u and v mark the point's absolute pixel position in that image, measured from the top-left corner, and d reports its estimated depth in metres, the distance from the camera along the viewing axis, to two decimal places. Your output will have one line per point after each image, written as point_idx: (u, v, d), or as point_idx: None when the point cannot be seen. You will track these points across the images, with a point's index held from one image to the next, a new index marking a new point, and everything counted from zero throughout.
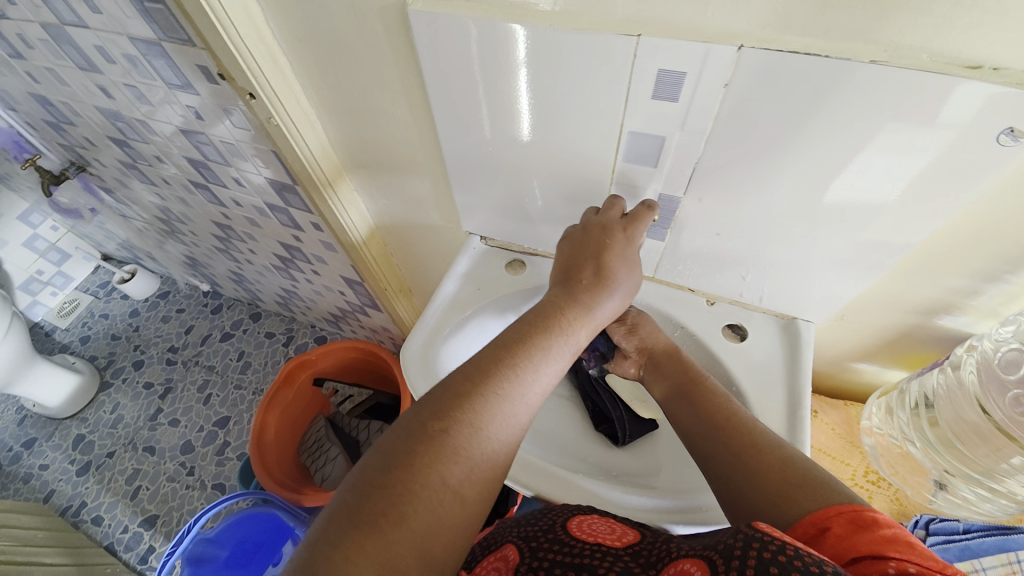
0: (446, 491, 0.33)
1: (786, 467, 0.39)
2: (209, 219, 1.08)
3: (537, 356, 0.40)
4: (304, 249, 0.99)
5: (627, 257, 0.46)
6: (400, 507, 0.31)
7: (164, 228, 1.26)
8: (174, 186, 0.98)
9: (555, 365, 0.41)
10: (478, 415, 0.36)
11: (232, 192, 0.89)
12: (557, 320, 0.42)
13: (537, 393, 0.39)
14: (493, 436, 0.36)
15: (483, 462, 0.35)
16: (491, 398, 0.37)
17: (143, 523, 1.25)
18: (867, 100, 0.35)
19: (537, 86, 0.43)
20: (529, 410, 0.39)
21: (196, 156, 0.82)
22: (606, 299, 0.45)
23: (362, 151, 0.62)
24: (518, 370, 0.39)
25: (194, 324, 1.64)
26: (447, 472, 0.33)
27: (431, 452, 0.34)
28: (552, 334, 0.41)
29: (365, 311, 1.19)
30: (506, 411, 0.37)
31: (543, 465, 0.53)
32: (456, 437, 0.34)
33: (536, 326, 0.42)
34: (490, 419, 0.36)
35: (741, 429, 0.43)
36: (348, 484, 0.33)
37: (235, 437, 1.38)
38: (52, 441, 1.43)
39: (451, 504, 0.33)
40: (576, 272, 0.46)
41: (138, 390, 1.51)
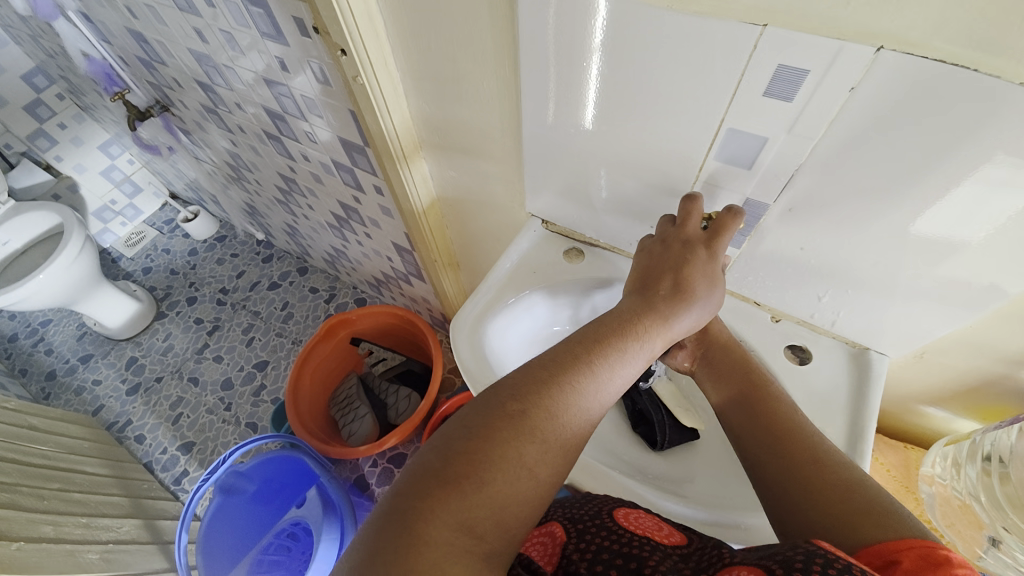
0: (522, 468, 0.33)
1: (851, 490, 0.36)
2: (275, 171, 1.11)
3: (614, 355, 0.40)
4: (362, 211, 1.01)
5: (709, 276, 0.44)
6: (481, 475, 0.32)
7: (231, 174, 1.31)
8: (248, 134, 1.02)
9: (630, 368, 0.41)
10: (557, 402, 0.36)
11: (303, 146, 0.92)
12: (635, 326, 0.41)
13: (611, 392, 0.39)
14: (569, 424, 0.36)
15: (558, 448, 0.35)
16: (569, 388, 0.37)
17: (180, 447, 1.34)
18: (1014, 125, 0.31)
19: (636, 70, 0.41)
20: (602, 407, 0.39)
21: (275, 107, 0.84)
22: (686, 310, 0.43)
23: (439, 120, 0.62)
24: (597, 365, 0.38)
25: (245, 270, 1.71)
26: (527, 451, 0.34)
27: (512, 429, 0.34)
28: (630, 334, 0.41)
29: (409, 279, 1.21)
30: (581, 403, 0.37)
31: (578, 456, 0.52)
32: (536, 419, 0.35)
33: (615, 325, 0.41)
34: (568, 407, 0.36)
35: (804, 441, 0.41)
36: (429, 446, 0.34)
37: (271, 382, 1.44)
38: (108, 359, 1.54)
39: (527, 482, 0.33)
40: (654, 283, 0.44)
41: (188, 324, 1.60)
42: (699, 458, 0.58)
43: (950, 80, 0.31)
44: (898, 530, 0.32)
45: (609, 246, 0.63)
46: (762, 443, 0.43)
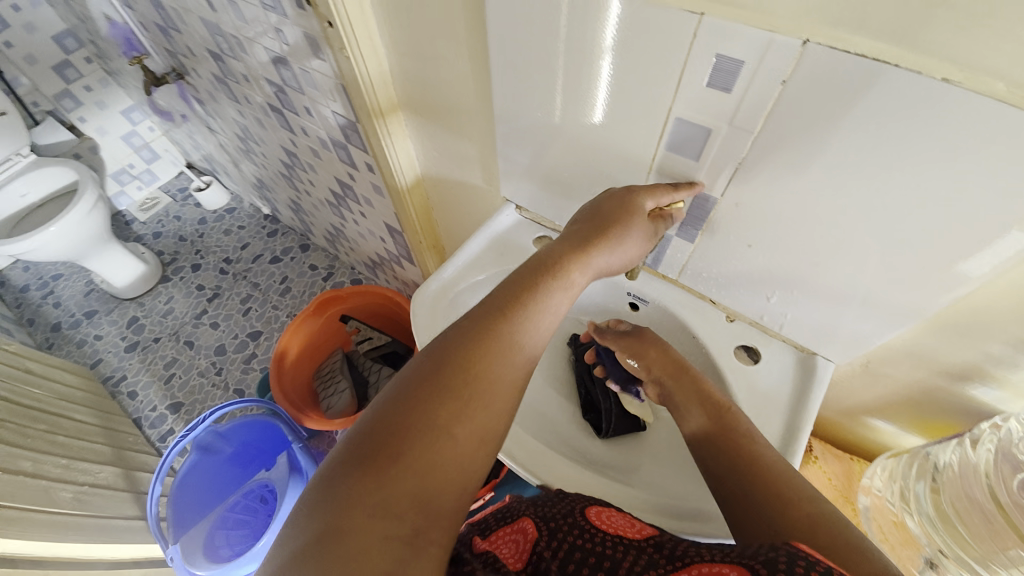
0: (440, 433, 0.34)
1: (821, 524, 0.34)
2: (279, 145, 1.15)
3: (530, 302, 0.41)
4: (356, 189, 1.03)
5: (621, 207, 0.45)
6: (396, 446, 0.33)
7: (240, 147, 1.35)
8: (254, 107, 1.05)
9: (552, 313, 0.42)
10: (471, 356, 0.37)
11: (302, 121, 0.94)
12: (554, 272, 0.42)
13: (532, 336, 0.40)
14: (484, 375, 0.37)
15: (478, 401, 0.36)
16: (483, 338, 0.38)
17: (169, 406, 1.39)
18: (935, 122, 0.31)
19: (592, 53, 0.42)
20: (528, 350, 0.40)
21: (278, 83, 0.88)
22: (607, 246, 0.44)
23: (420, 101, 0.64)
24: (505, 306, 0.40)
25: (250, 242, 1.75)
26: (439, 406, 0.35)
27: (421, 391, 0.36)
28: (549, 280, 0.42)
29: (400, 262, 1.23)
30: (498, 350, 0.38)
31: (519, 435, 0.54)
32: (448, 379, 0.36)
33: (536, 274, 0.42)
34: (481, 362, 0.37)
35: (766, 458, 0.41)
36: (349, 435, 0.35)
37: (262, 351, 1.48)
38: (111, 317, 1.60)
39: (449, 439, 0.35)
40: (579, 232, 0.45)
41: (190, 290, 1.65)
42: (643, 450, 0.58)
43: (871, 77, 0.32)
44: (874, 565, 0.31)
45: None
46: (719, 461, 0.43)
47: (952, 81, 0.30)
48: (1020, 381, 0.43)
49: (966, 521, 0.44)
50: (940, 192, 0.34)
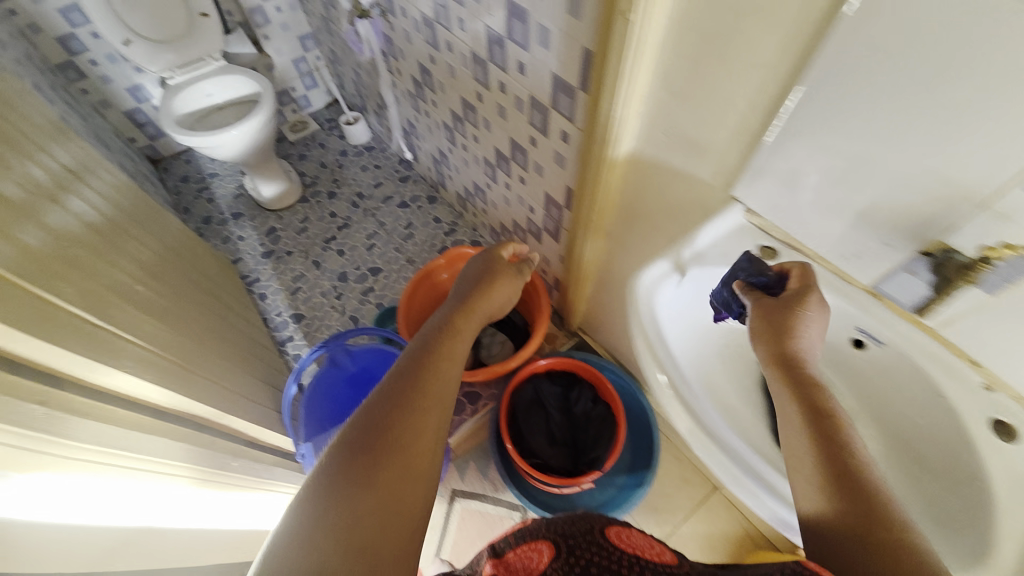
0: (384, 480, 0.46)
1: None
2: (458, 96, 1.16)
3: (430, 369, 0.56)
4: (531, 155, 1.02)
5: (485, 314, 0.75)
6: (367, 467, 0.46)
7: (410, 91, 1.38)
8: (451, 54, 1.06)
9: (453, 373, 0.58)
10: (393, 415, 0.50)
11: (504, 79, 0.94)
12: (442, 349, 0.60)
13: (439, 388, 0.55)
14: (407, 424, 0.50)
15: (404, 446, 0.48)
16: (401, 401, 0.51)
17: (292, 316, 1.50)
18: None
19: (981, 66, 0.37)
20: (440, 398, 0.54)
21: (496, 36, 0.88)
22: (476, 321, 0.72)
23: (680, 79, 0.61)
24: (419, 367, 0.56)
25: (383, 183, 1.83)
26: (391, 430, 0.49)
27: (373, 429, 0.49)
28: (440, 355, 0.59)
29: (540, 235, 1.23)
30: (415, 404, 0.52)
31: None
32: (378, 438, 0.48)
33: (431, 354, 0.59)
34: (404, 416, 0.50)
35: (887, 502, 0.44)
36: (302, 505, 0.44)
37: (380, 287, 1.55)
38: (253, 222, 1.74)
39: (406, 448, 0.48)
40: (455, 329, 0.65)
41: (324, 216, 1.75)
42: None
43: None
44: None
45: (812, 254, 0.59)
46: (842, 518, 0.44)
47: None
48: None
49: None
50: None
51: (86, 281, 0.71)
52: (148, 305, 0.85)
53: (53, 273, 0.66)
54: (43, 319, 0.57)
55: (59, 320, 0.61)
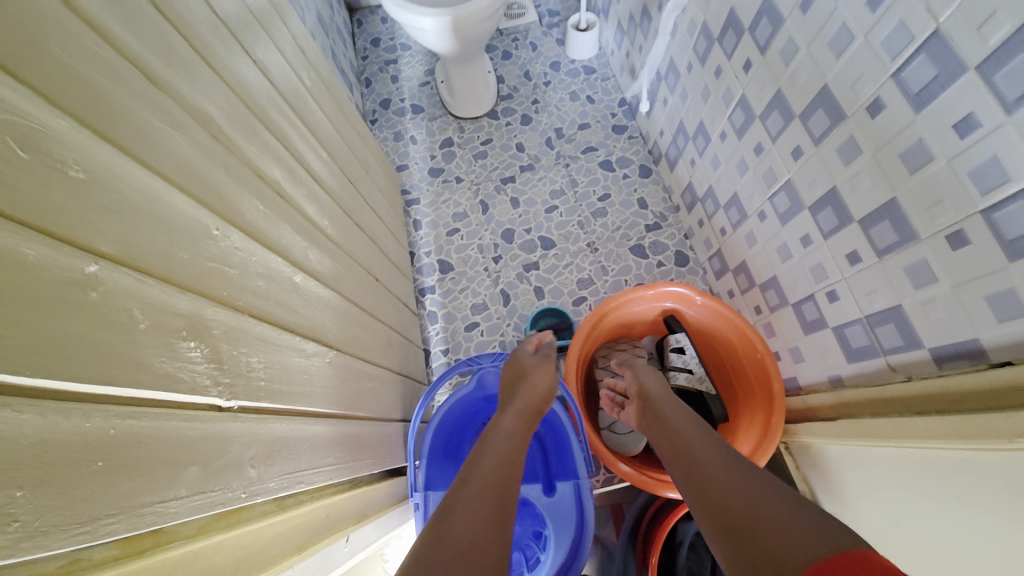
0: (471, 541, 0.46)
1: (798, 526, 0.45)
2: (815, 83, 0.68)
3: (493, 448, 0.58)
4: (921, 249, 0.59)
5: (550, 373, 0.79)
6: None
7: (710, 30, 0.90)
8: (867, 18, 0.58)
9: (512, 447, 0.60)
10: (463, 489, 0.52)
11: (987, 119, 0.48)
12: (511, 430, 0.63)
13: (505, 459, 0.57)
14: (476, 487, 0.52)
15: (489, 510, 0.50)
16: (469, 480, 0.53)
17: (441, 262, 1.27)
18: None
19: None
20: (505, 471, 0.56)
21: (996, 56, 0.46)
22: (536, 386, 0.74)
23: None
24: (489, 448, 0.58)
25: (590, 125, 1.41)
26: (462, 532, 0.46)
27: (454, 502, 0.50)
28: (509, 437, 0.61)
29: (816, 327, 0.82)
30: (480, 470, 0.54)
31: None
32: (456, 503, 0.50)
33: (493, 435, 0.61)
34: (469, 486, 0.52)
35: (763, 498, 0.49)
36: None
37: (545, 267, 1.25)
38: (431, 124, 1.45)
39: (479, 541, 0.46)
40: (523, 412, 0.68)
41: (508, 145, 1.41)
42: None
43: None
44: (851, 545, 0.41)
45: None
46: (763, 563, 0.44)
47: None
48: None
49: None
50: None
51: (268, 272, 0.47)
52: (324, 274, 0.63)
53: (230, 281, 0.41)
54: (184, 441, 0.32)
55: (207, 398, 0.35)
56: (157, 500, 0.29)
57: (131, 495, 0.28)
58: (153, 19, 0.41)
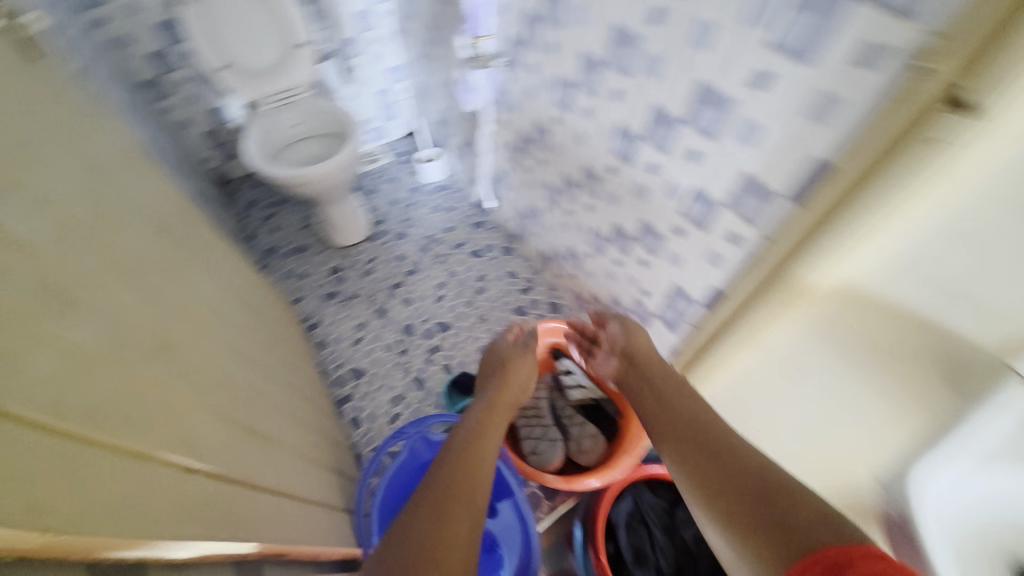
0: (439, 532, 0.54)
1: (777, 483, 0.55)
2: (580, 162, 1.03)
3: (461, 451, 0.68)
4: (668, 243, 0.90)
5: (521, 380, 0.93)
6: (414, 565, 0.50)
7: (512, 144, 1.27)
8: (587, 121, 0.94)
9: (479, 447, 0.69)
10: (434, 492, 0.60)
11: (657, 162, 0.82)
12: (477, 434, 0.73)
13: (472, 459, 0.66)
14: (445, 488, 0.60)
15: (455, 505, 0.58)
16: (438, 482, 0.61)
17: (354, 370, 1.39)
18: None
19: None
20: (473, 466, 0.65)
21: (664, 117, 0.75)
22: (503, 391, 0.87)
23: (984, 227, 0.48)
24: (457, 452, 0.68)
25: (455, 227, 1.72)
26: (428, 533, 0.54)
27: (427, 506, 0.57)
28: (473, 440, 0.71)
29: (649, 320, 1.10)
30: (449, 473, 0.63)
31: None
32: (427, 506, 0.57)
33: (462, 440, 0.71)
34: (438, 488, 0.60)
35: (779, 481, 0.55)
36: None
37: (448, 346, 1.43)
38: (318, 258, 1.64)
39: (444, 533, 0.54)
40: (488, 417, 0.78)
41: (391, 258, 1.64)
42: None
43: None
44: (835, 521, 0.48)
45: None
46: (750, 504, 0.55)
47: None
48: None
49: None
50: None
51: None
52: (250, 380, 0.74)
53: None
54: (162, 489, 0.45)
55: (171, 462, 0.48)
56: (170, 529, 0.42)
57: (145, 521, 0.40)
58: (71, 212, 0.56)
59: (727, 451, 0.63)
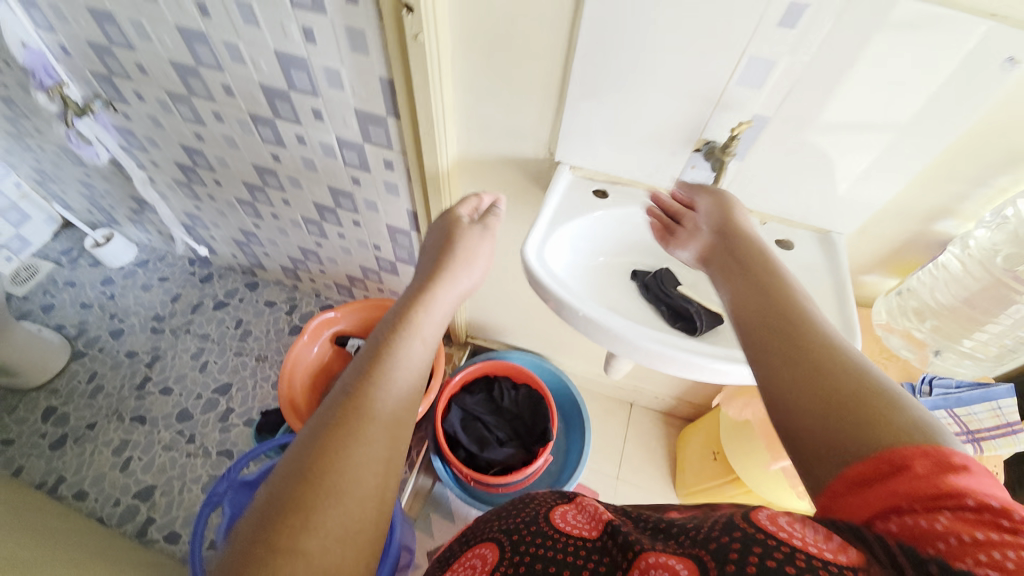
0: (333, 518, 0.38)
1: (860, 379, 0.37)
2: (249, 164, 1.06)
3: (382, 365, 0.48)
4: (358, 194, 1.01)
5: (481, 241, 0.69)
6: (322, 447, 0.41)
7: (179, 179, 1.19)
8: (225, 124, 0.96)
9: (407, 359, 0.50)
10: (338, 448, 0.41)
11: (300, 131, 0.90)
12: (397, 332, 0.52)
13: (402, 377, 0.49)
14: (369, 428, 0.43)
15: (364, 450, 0.42)
16: (352, 418, 0.43)
17: (139, 493, 1.17)
18: (919, 35, 0.50)
19: (682, 19, 0.55)
20: (367, 439, 0.43)
21: (275, 91, 0.84)
22: (461, 275, 0.65)
23: (480, 80, 0.69)
24: (371, 363, 0.48)
25: (182, 292, 1.53)
26: (319, 531, 0.37)
27: (335, 449, 0.41)
28: (390, 346, 0.50)
29: (395, 267, 1.23)
30: (368, 406, 0.44)
31: (659, 349, 0.64)
32: (338, 453, 0.41)
33: (380, 343, 0.51)
34: (355, 426, 0.43)
35: (792, 307, 0.46)
36: (239, 550, 0.37)
37: (240, 403, 1.33)
38: (16, 415, 1.27)
39: (341, 529, 0.38)
40: (413, 303, 0.57)
41: (118, 361, 1.38)
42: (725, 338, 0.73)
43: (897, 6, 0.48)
44: (895, 419, 0.34)
45: (629, 182, 0.76)
46: (822, 411, 0.37)
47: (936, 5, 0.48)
48: (970, 208, 0.63)
49: (949, 329, 0.69)
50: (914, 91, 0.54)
51: None
52: None
53: None
54: None
55: None
56: None
57: None
58: None
59: (789, 330, 0.44)
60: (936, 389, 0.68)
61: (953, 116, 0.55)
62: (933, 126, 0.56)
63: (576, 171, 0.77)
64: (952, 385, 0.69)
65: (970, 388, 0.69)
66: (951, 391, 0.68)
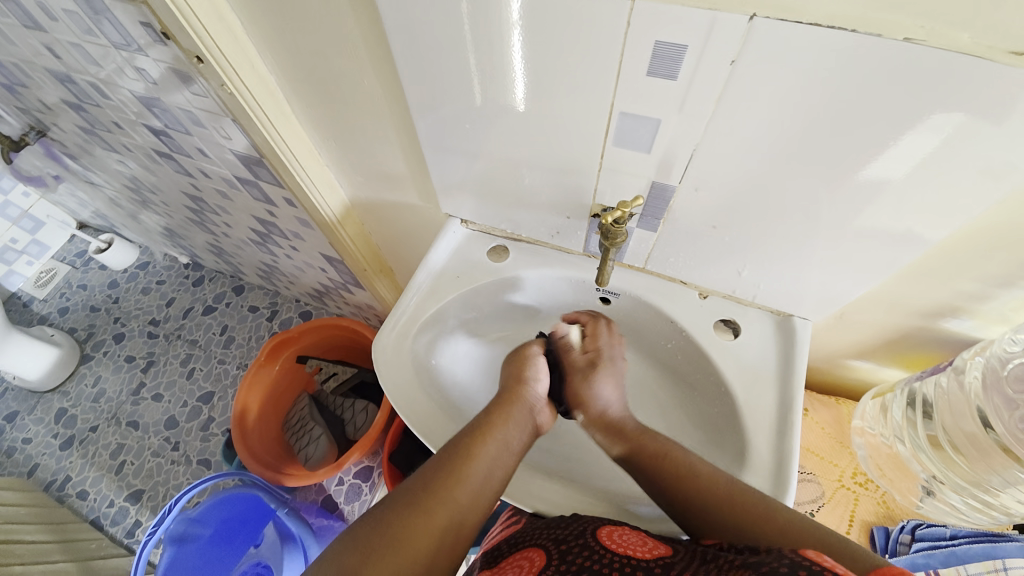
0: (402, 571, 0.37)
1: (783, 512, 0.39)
2: (179, 190, 1.00)
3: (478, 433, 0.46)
4: (280, 224, 0.93)
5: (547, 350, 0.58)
6: (382, 527, 0.39)
7: (135, 199, 1.18)
8: (137, 154, 0.90)
9: (507, 437, 0.47)
10: (420, 509, 0.40)
11: (199, 166, 0.82)
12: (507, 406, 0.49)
13: (500, 450, 0.46)
14: (458, 492, 0.42)
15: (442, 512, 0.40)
16: (440, 480, 0.42)
17: (129, 497, 1.24)
18: (883, 82, 0.31)
19: (527, 62, 0.39)
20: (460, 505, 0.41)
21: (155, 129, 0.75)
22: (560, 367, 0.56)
23: (331, 124, 0.56)
24: (471, 428, 0.47)
25: (175, 297, 1.58)
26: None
27: (417, 506, 0.40)
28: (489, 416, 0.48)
29: (348, 288, 1.15)
30: (460, 472, 0.43)
31: (531, 481, 0.52)
32: (420, 512, 0.40)
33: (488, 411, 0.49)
34: (441, 488, 0.41)
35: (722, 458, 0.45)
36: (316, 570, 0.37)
37: (220, 413, 1.36)
38: (35, 415, 1.39)
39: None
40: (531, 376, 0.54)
41: (120, 364, 1.47)
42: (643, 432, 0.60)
43: (820, 46, 0.30)
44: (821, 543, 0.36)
45: (532, 240, 0.61)
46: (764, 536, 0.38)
47: (914, 41, 0.29)
48: (990, 310, 0.45)
49: (964, 453, 0.50)
50: (887, 157, 0.35)
51: None
52: None
53: None
54: None
55: None
56: None
57: None
58: None
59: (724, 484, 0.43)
60: (920, 542, 0.52)
61: (953, 191, 0.35)
62: (914, 204, 0.37)
63: (469, 225, 0.64)
64: (945, 534, 0.52)
65: (971, 539, 0.51)
66: (941, 544, 0.51)
